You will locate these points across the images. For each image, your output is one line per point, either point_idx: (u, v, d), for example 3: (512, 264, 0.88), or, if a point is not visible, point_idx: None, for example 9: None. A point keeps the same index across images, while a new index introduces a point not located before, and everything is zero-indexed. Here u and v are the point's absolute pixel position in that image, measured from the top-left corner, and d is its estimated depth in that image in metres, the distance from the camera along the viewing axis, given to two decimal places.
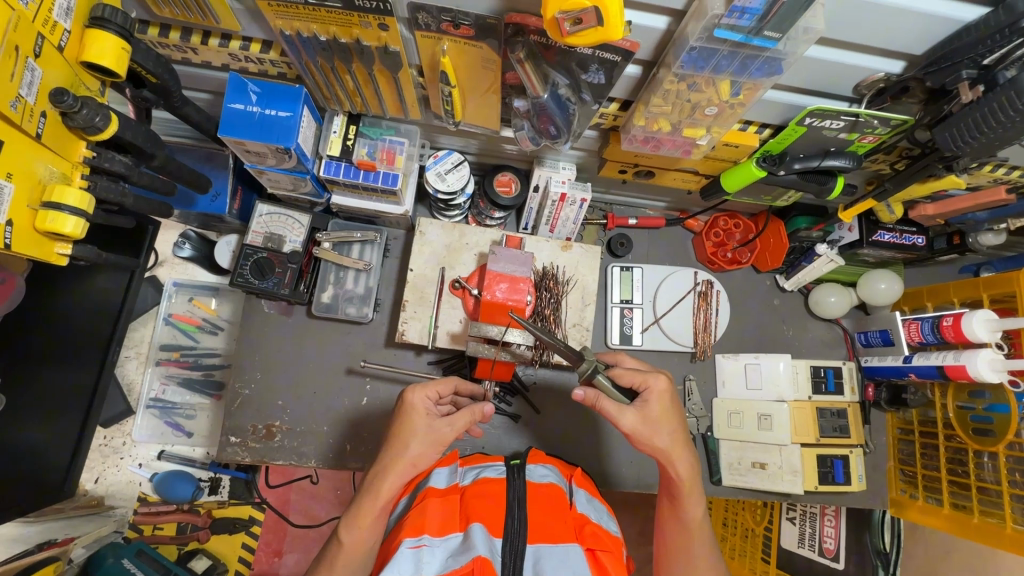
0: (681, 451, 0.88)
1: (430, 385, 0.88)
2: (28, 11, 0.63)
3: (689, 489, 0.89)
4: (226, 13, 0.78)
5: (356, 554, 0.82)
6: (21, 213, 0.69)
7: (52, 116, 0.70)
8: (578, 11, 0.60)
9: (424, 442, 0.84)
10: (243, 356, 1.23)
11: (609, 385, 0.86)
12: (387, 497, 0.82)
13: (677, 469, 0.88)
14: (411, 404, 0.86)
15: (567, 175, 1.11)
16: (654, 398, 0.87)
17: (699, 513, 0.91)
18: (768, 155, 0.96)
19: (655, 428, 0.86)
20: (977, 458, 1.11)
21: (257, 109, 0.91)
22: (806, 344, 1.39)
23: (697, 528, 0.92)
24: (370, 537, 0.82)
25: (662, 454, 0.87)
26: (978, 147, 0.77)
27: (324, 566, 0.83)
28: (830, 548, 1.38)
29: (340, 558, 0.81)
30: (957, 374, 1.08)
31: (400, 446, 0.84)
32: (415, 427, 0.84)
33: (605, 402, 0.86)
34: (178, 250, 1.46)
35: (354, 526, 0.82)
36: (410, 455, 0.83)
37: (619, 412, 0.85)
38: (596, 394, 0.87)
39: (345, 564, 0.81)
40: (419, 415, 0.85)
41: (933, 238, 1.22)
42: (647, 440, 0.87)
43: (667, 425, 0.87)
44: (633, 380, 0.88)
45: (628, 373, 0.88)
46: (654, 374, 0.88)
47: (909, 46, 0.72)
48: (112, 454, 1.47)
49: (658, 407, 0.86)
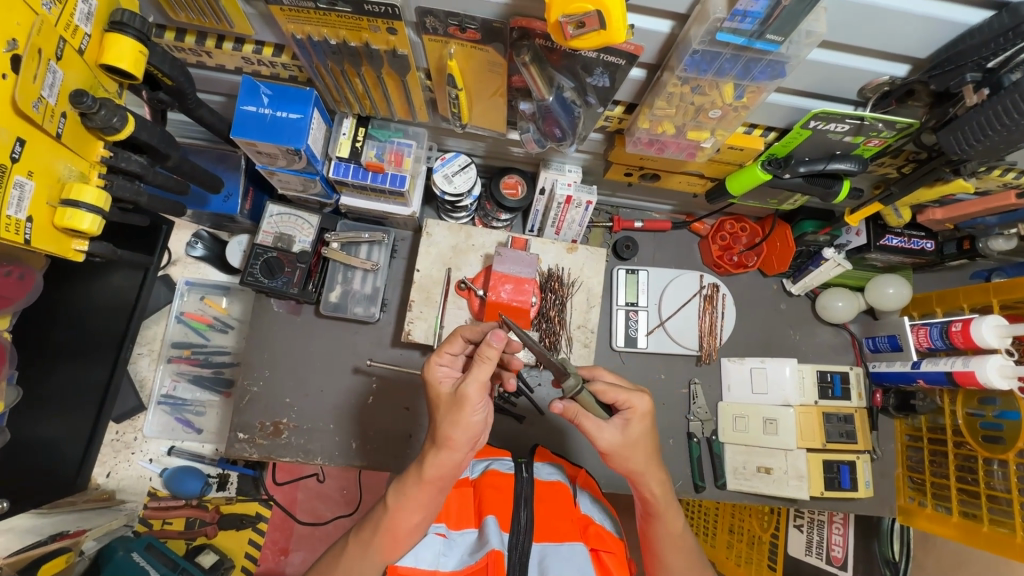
0: (656, 472, 0.88)
1: (440, 352, 0.84)
2: (50, 16, 0.66)
3: (663, 507, 0.90)
4: (239, 18, 0.81)
5: (402, 525, 0.80)
6: (41, 210, 0.71)
7: (72, 116, 0.72)
8: (581, 14, 0.61)
9: (449, 411, 0.77)
10: (251, 354, 1.25)
11: (591, 402, 0.83)
12: (435, 471, 0.78)
13: (649, 488, 0.88)
14: (429, 379, 0.82)
15: (573, 177, 1.13)
16: (635, 417, 0.85)
17: (672, 532, 0.91)
18: (774, 159, 0.97)
19: (632, 448, 0.85)
20: (987, 466, 1.09)
21: (269, 111, 0.93)
22: (813, 349, 1.39)
23: (673, 546, 0.92)
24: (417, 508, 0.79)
25: (637, 474, 0.88)
26: (984, 150, 0.77)
27: (367, 531, 0.81)
28: (837, 556, 1.37)
29: (385, 525, 0.80)
30: (966, 379, 1.07)
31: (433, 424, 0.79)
32: (441, 395, 0.79)
33: (585, 418, 0.84)
34: (191, 249, 1.47)
35: (400, 492, 0.80)
36: (443, 429, 0.77)
37: (597, 430, 0.84)
38: (576, 409, 0.85)
39: (388, 533, 0.79)
40: (438, 386, 0.80)
41: (943, 243, 1.21)
42: (620, 459, 0.86)
43: (643, 446, 0.86)
44: (616, 397, 0.85)
45: (611, 390, 0.85)
46: (638, 392, 0.86)
47: (912, 50, 0.72)
48: (124, 449, 1.49)
49: (639, 429, 0.85)
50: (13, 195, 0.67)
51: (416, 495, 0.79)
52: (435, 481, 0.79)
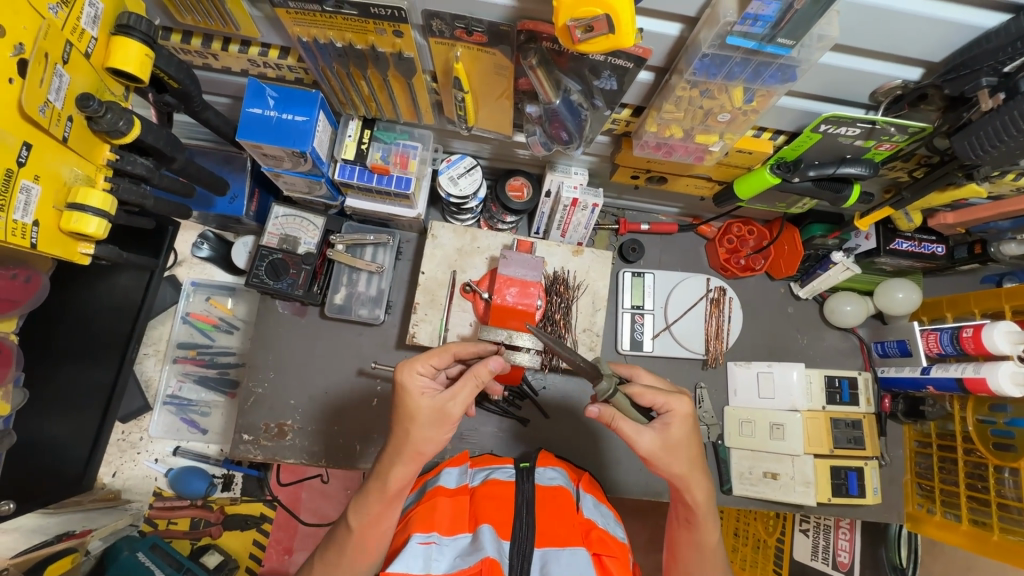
0: (699, 479, 0.86)
1: (421, 361, 0.82)
2: (57, 20, 0.66)
3: (704, 515, 0.88)
4: (245, 20, 0.80)
5: (369, 541, 0.82)
6: (47, 213, 0.71)
7: (78, 120, 0.72)
8: (589, 18, 0.60)
9: (426, 425, 0.79)
10: (256, 355, 1.25)
11: (626, 405, 0.84)
12: (396, 486, 0.81)
13: (693, 494, 0.86)
14: (404, 386, 0.80)
15: (580, 180, 1.11)
16: (676, 421, 0.84)
17: (710, 540, 0.90)
18: (783, 162, 0.95)
19: (674, 454, 0.83)
20: (998, 474, 1.08)
21: (275, 114, 0.93)
22: (821, 353, 1.37)
23: (706, 554, 0.90)
24: (386, 521, 0.82)
25: (680, 480, 0.86)
26: (998, 156, 0.75)
27: (334, 555, 0.83)
28: (844, 561, 1.37)
29: (350, 543, 0.82)
30: (976, 386, 1.06)
31: (403, 432, 0.80)
32: (417, 408, 0.79)
33: (622, 421, 0.82)
34: (196, 250, 1.47)
35: (363, 510, 0.82)
36: (414, 441, 0.79)
37: (636, 432, 0.82)
38: (613, 412, 0.82)
39: (355, 551, 0.82)
40: (415, 397, 0.79)
41: (954, 247, 1.19)
42: (662, 463, 0.84)
43: (687, 451, 0.84)
44: (655, 399, 0.85)
45: (649, 392, 0.84)
46: (677, 395, 0.85)
47: (926, 53, 0.71)
48: (130, 448, 1.50)
49: (680, 432, 0.84)
50: (19, 199, 0.67)
51: (380, 512, 0.81)
52: (398, 494, 0.82)
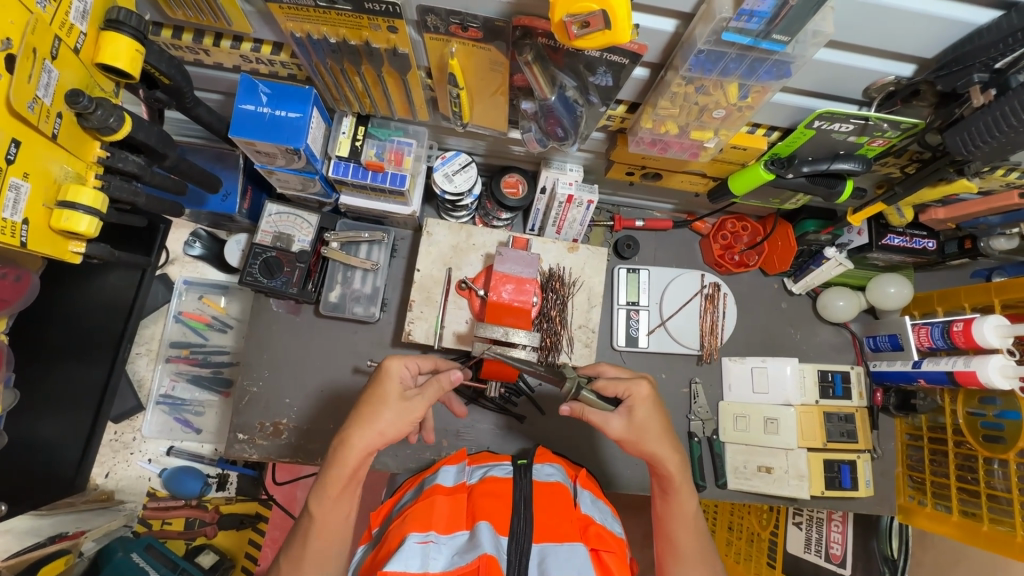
0: (671, 449, 0.88)
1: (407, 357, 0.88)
2: (45, 14, 0.65)
3: (680, 483, 0.89)
4: (238, 16, 0.80)
5: (331, 527, 0.79)
6: (36, 211, 0.70)
7: (68, 116, 0.71)
8: (585, 14, 0.60)
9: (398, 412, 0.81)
10: (250, 354, 1.24)
11: (593, 398, 0.90)
12: (354, 466, 0.79)
13: (670, 467, 0.87)
14: (386, 370, 0.84)
15: (574, 176, 1.12)
16: (638, 404, 0.88)
17: (688, 510, 0.89)
18: (777, 158, 0.96)
19: (642, 433, 0.87)
20: (988, 466, 1.09)
21: (268, 110, 0.92)
22: (814, 347, 1.38)
23: (686, 528, 0.89)
24: (342, 508, 0.80)
25: (651, 453, 0.87)
26: (989, 151, 0.76)
27: (296, 546, 0.79)
28: (837, 553, 1.39)
29: (313, 530, 0.79)
30: (967, 379, 1.07)
31: (371, 415, 0.81)
32: (395, 393, 0.83)
33: (590, 413, 0.88)
34: (189, 248, 1.46)
35: (324, 495, 0.79)
36: (380, 422, 0.80)
37: (605, 420, 0.88)
38: (581, 407, 0.90)
39: (321, 537, 0.79)
40: (392, 381, 0.83)
41: (944, 242, 1.21)
42: (635, 445, 0.88)
43: (654, 428, 0.88)
44: (616, 390, 0.89)
45: (611, 384, 0.89)
46: (636, 381, 0.89)
47: (918, 50, 0.71)
48: (123, 449, 1.49)
49: (644, 413, 0.88)
50: (8, 197, 0.66)
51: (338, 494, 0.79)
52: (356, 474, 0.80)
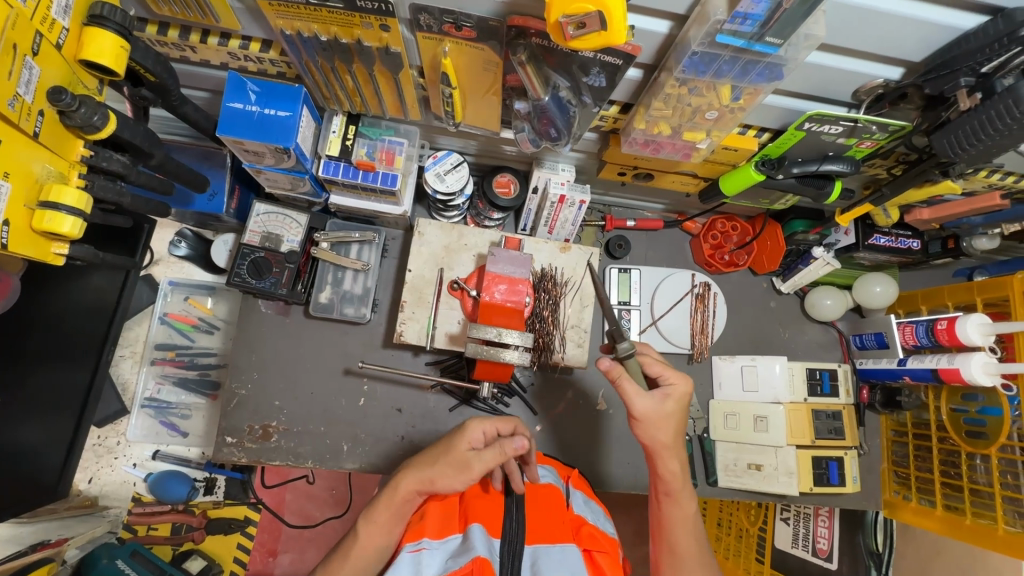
0: (677, 449, 0.90)
1: (489, 421, 0.93)
2: (26, 9, 0.63)
3: (679, 487, 0.90)
4: (226, 12, 0.78)
5: (370, 550, 0.83)
6: (18, 212, 0.68)
7: (50, 114, 0.69)
8: (581, 15, 0.60)
9: (450, 464, 0.85)
10: (237, 356, 1.22)
11: (635, 369, 0.90)
12: (405, 494, 0.86)
13: (667, 465, 0.90)
14: (464, 431, 0.90)
15: (567, 177, 1.12)
16: (674, 395, 0.89)
17: (686, 514, 0.91)
18: (767, 159, 0.97)
19: (661, 424, 0.88)
20: (971, 461, 1.12)
21: (257, 109, 0.90)
22: (802, 346, 1.40)
23: (685, 530, 0.90)
24: (384, 536, 0.84)
25: (659, 449, 0.89)
26: (975, 153, 0.77)
27: (338, 558, 0.84)
28: (823, 548, 1.42)
29: (353, 548, 0.83)
30: (951, 376, 1.09)
31: (432, 459, 0.88)
32: (457, 450, 0.87)
33: (625, 381, 0.87)
34: (174, 248, 1.44)
35: (369, 520, 0.84)
36: (437, 470, 0.86)
37: (635, 393, 0.87)
38: (620, 371, 0.88)
39: (358, 556, 0.82)
40: (462, 439, 0.89)
41: (929, 242, 1.22)
42: (647, 432, 0.89)
43: (674, 424, 0.89)
44: (658, 372, 0.90)
45: (656, 363, 0.91)
46: (682, 376, 0.91)
47: (906, 53, 0.72)
48: (106, 454, 1.46)
49: (673, 408, 0.89)
50: None
51: (384, 522, 0.84)
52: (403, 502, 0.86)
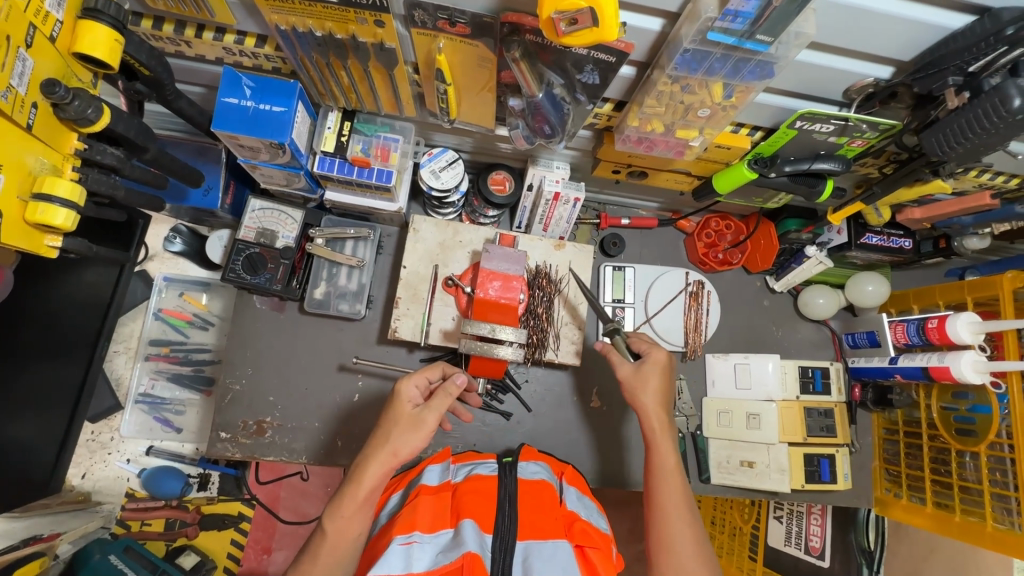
0: (655, 405, 0.93)
1: (418, 375, 0.92)
2: (19, 1, 0.63)
3: (657, 442, 0.91)
4: (221, 6, 0.78)
5: (343, 541, 0.80)
6: (10, 204, 0.69)
7: (43, 107, 0.69)
8: (573, 11, 0.60)
9: (404, 429, 0.85)
10: (232, 352, 1.22)
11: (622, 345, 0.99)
12: (370, 485, 0.82)
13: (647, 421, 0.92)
14: (399, 393, 0.89)
15: (561, 174, 1.12)
16: (653, 358, 0.95)
17: (666, 469, 0.88)
18: (760, 157, 0.97)
19: (639, 383, 0.94)
20: (960, 458, 1.13)
21: (251, 104, 0.91)
22: (795, 344, 1.41)
23: (664, 484, 0.88)
24: (357, 525, 0.81)
25: (638, 405, 0.94)
26: (963, 153, 0.78)
27: (307, 560, 0.80)
28: (815, 546, 1.42)
29: (325, 544, 0.80)
30: (941, 374, 1.10)
31: (383, 436, 0.86)
32: (404, 411, 0.87)
33: (612, 355, 0.99)
34: (169, 244, 1.43)
35: (336, 514, 0.81)
36: (392, 442, 0.84)
37: (618, 363, 0.97)
38: (608, 348, 1.01)
39: (330, 549, 0.79)
40: (403, 403, 0.88)
41: (920, 242, 1.24)
42: (630, 393, 0.95)
43: (653, 382, 0.94)
44: (642, 346, 0.98)
45: (641, 339, 1.00)
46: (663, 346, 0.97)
47: (895, 52, 0.73)
48: (100, 449, 1.46)
49: (652, 369, 0.94)
50: None
51: (351, 514, 0.81)
52: (370, 496, 0.82)
